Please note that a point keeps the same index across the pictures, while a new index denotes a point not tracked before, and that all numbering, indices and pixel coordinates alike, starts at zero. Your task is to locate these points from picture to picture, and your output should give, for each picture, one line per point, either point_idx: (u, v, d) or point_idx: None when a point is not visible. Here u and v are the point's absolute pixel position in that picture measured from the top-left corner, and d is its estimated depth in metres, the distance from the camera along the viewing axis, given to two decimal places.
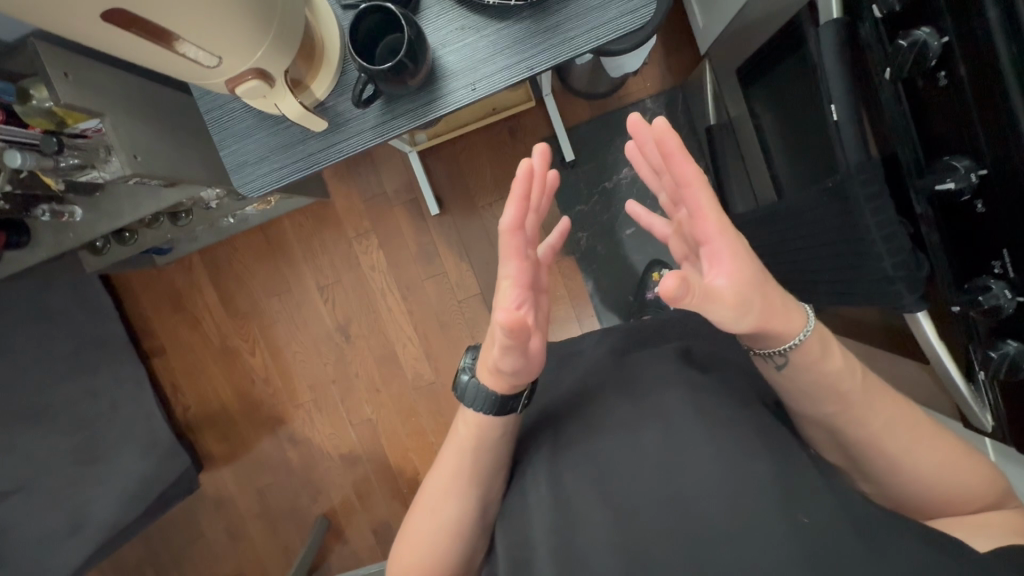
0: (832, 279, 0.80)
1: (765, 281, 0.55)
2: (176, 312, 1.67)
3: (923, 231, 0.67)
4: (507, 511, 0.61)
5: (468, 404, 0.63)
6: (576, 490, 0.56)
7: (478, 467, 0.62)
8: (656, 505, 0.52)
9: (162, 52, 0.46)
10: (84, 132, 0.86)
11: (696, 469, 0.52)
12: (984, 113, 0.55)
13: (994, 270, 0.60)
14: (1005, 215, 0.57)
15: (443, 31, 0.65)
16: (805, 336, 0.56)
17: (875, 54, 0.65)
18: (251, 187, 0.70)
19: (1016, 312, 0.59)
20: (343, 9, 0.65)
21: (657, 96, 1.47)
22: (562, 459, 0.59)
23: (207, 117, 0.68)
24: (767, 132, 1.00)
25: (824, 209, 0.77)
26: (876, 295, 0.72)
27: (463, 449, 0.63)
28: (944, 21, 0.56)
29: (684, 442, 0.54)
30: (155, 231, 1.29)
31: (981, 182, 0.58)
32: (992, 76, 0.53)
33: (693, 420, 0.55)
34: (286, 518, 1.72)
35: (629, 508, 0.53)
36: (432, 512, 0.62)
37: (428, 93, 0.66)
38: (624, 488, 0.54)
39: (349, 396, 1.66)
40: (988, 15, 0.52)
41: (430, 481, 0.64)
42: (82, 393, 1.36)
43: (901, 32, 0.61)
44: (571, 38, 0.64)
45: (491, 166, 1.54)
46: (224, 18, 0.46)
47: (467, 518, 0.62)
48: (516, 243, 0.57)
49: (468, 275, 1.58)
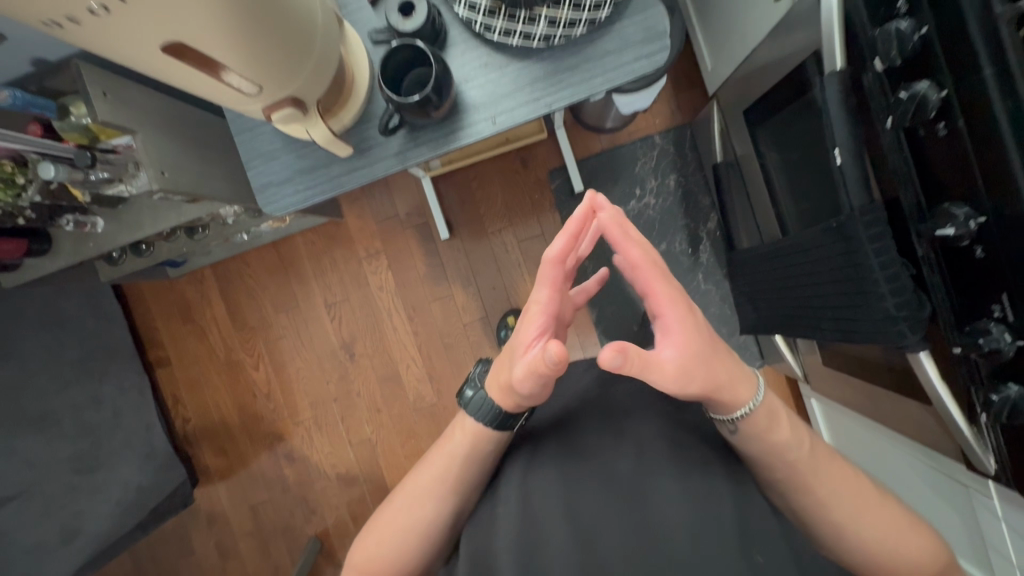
0: (834, 316, 0.82)
1: (714, 351, 0.57)
2: (184, 324, 1.69)
3: (924, 273, 0.69)
4: (474, 521, 0.61)
5: (473, 415, 0.65)
6: (540, 511, 0.55)
7: (460, 478, 0.64)
8: (619, 535, 0.53)
9: (208, 81, 0.49)
10: (116, 147, 0.89)
11: (663, 503, 0.53)
12: (983, 163, 0.58)
13: (994, 313, 0.62)
14: (1004, 260, 0.59)
15: (467, 67, 0.68)
16: (752, 408, 0.58)
17: (877, 102, 0.67)
18: (275, 207, 0.72)
19: (1016, 355, 0.61)
20: (373, 43, 0.69)
21: (665, 132, 1.51)
22: (528, 480, 0.59)
23: (237, 138, 0.71)
24: (772, 171, 1.03)
25: (826, 247, 0.79)
26: (878, 334, 0.73)
27: (446, 455, 0.65)
28: (943, 76, 0.59)
29: (653, 475, 0.55)
30: (171, 244, 1.32)
31: (981, 228, 0.60)
32: (989, 130, 0.56)
33: (663, 456, 0.56)
34: (278, 538, 1.70)
35: (592, 534, 0.53)
36: (409, 509, 0.64)
37: (449, 125, 0.69)
38: (591, 516, 0.54)
39: (349, 414, 1.66)
40: (985, 72, 0.55)
41: (408, 481, 0.67)
42: (86, 401, 1.37)
43: (903, 83, 0.63)
44: (588, 79, 0.67)
45: (501, 193, 1.58)
46: (267, 52, 0.49)
47: (439, 525, 0.64)
48: (556, 275, 0.58)
49: (475, 299, 1.60)
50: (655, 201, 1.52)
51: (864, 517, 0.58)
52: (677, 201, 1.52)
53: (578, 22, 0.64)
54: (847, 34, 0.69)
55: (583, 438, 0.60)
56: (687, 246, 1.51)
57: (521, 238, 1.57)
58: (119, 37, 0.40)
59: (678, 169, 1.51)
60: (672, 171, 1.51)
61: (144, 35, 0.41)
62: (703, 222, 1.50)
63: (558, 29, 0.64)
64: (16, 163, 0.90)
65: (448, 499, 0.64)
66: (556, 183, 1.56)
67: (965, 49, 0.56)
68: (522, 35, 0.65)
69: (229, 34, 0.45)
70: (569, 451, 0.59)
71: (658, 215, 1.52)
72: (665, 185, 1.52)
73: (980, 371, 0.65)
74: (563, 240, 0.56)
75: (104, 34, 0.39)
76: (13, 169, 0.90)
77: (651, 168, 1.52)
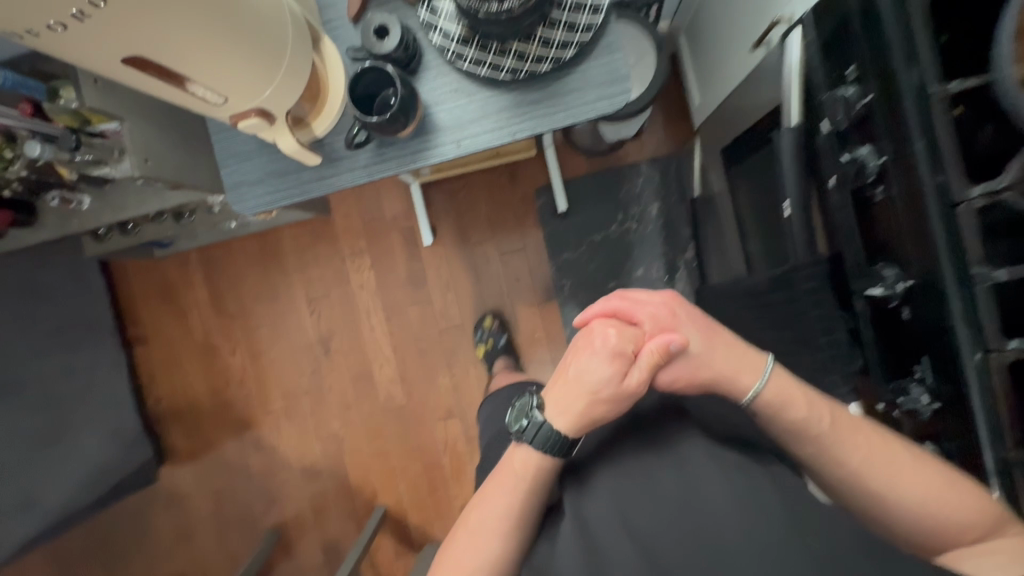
0: (778, 358, 0.86)
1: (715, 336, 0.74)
2: (165, 305, 1.71)
3: (860, 328, 0.70)
4: (544, 553, 0.67)
5: (541, 447, 0.71)
6: (600, 526, 0.65)
7: (516, 511, 0.71)
8: (683, 531, 0.62)
9: (172, 89, 0.51)
10: (104, 132, 0.90)
11: (714, 499, 0.62)
12: (913, 228, 0.60)
13: (915, 374, 0.64)
14: (925, 324, 0.61)
15: (437, 90, 0.71)
16: (760, 388, 0.69)
17: (826, 162, 0.71)
18: (244, 206, 0.75)
19: (932, 416, 0.64)
20: (351, 60, 0.71)
21: (652, 161, 1.54)
22: (590, 496, 0.69)
23: (215, 137, 0.74)
24: (743, 212, 1.06)
25: (772, 293, 0.83)
26: (814, 381, 0.78)
27: (498, 491, 0.72)
28: (882, 143, 0.62)
29: (694, 472, 0.65)
30: (157, 226, 1.35)
31: (908, 292, 0.63)
32: (918, 199, 0.59)
33: (700, 454, 0.66)
34: (239, 524, 1.71)
35: (650, 535, 0.63)
36: (473, 551, 0.69)
37: (415, 144, 0.72)
38: (644, 518, 0.64)
39: (319, 408, 1.68)
40: (916, 145, 0.58)
41: (466, 521, 0.73)
42: (58, 372, 1.39)
43: (848, 146, 0.67)
44: (551, 113, 0.70)
45: (487, 205, 1.60)
46: (229, 68, 0.52)
47: (510, 558, 0.70)
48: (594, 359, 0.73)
49: (453, 305, 1.62)
50: (637, 227, 1.55)
51: (898, 483, 0.61)
52: (657, 229, 1.54)
53: (545, 60, 0.67)
54: (803, 95, 0.73)
55: (625, 452, 0.70)
56: (664, 274, 1.54)
57: (504, 251, 1.60)
58: (81, 50, 0.43)
59: (661, 199, 1.54)
60: (655, 200, 1.54)
61: (106, 50, 0.43)
62: (681, 252, 1.53)
63: (526, 64, 0.68)
64: (6, 138, 0.92)
65: (501, 536, 0.69)
66: (542, 200, 1.59)
67: (901, 119, 0.59)
68: (490, 66, 0.68)
69: (191, 51, 0.47)
70: (615, 465, 0.70)
71: (638, 241, 1.55)
72: (647, 212, 1.55)
73: (902, 428, 0.69)
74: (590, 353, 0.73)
75: (68, 49, 0.42)
76: (3, 144, 0.92)
77: (635, 195, 1.55)
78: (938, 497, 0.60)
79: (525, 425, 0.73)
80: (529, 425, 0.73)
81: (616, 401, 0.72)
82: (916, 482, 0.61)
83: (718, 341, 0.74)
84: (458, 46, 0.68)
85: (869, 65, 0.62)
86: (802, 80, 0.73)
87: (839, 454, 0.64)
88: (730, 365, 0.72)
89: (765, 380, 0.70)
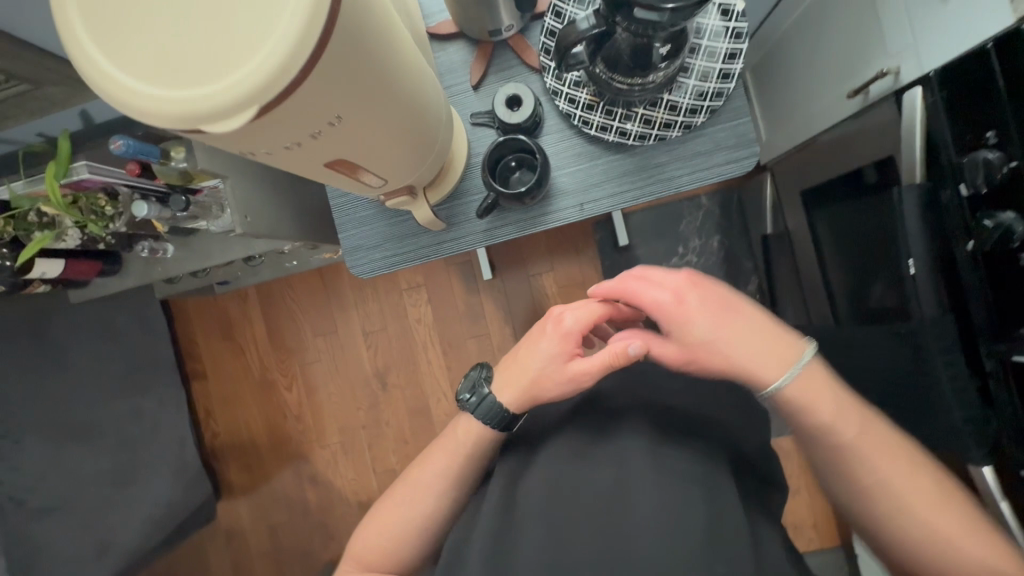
0: (900, 413, 0.87)
1: (743, 322, 0.70)
2: (223, 341, 1.72)
3: (992, 386, 0.70)
4: (467, 513, 0.70)
5: (482, 419, 0.74)
6: (524, 499, 0.64)
7: (459, 475, 0.76)
8: (590, 518, 0.60)
9: (347, 180, 0.51)
10: (201, 189, 0.94)
11: (639, 492, 0.60)
12: None
13: None
14: None
15: (559, 155, 0.71)
16: (785, 382, 0.68)
17: (955, 221, 0.70)
18: (362, 269, 0.76)
19: None
20: (473, 126, 0.72)
21: (712, 195, 1.54)
22: (527, 472, 0.68)
23: (334, 203, 0.74)
24: (828, 256, 1.05)
25: (895, 350, 0.84)
26: (946, 442, 0.77)
27: (442, 453, 0.77)
28: None
29: (628, 464, 0.62)
30: (227, 268, 1.36)
31: None
32: None
33: (638, 451, 0.63)
34: (294, 560, 1.70)
35: (561, 521, 0.61)
36: (410, 503, 0.75)
37: (538, 208, 0.72)
38: (563, 502, 0.62)
39: (376, 443, 1.67)
40: None
41: (410, 474, 0.78)
42: (127, 412, 1.38)
43: (984, 208, 0.66)
44: (675, 177, 0.70)
45: (545, 239, 1.60)
46: (403, 156, 0.51)
47: (439, 517, 0.76)
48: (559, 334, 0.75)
49: (511, 339, 1.62)
50: (698, 259, 1.54)
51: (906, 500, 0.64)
52: (719, 262, 1.53)
53: (672, 125, 0.68)
54: (927, 153, 0.72)
55: (569, 438, 0.68)
56: None
57: (562, 285, 1.60)
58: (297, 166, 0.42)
59: (722, 232, 1.53)
60: (716, 233, 1.53)
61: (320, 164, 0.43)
62: (744, 285, 1.52)
63: (653, 129, 0.68)
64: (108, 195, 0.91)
65: (447, 492, 0.75)
66: (600, 234, 1.58)
67: None
68: (618, 133, 0.68)
69: (382, 153, 0.47)
70: (553, 450, 0.68)
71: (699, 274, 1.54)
72: (709, 245, 1.54)
73: None
74: (553, 324, 0.76)
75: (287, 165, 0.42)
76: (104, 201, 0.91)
77: (696, 229, 1.54)
78: (932, 512, 0.63)
79: (470, 397, 0.77)
80: (473, 397, 0.76)
81: (556, 381, 0.73)
82: (905, 493, 0.64)
83: (740, 323, 0.70)
84: (584, 112, 0.68)
85: (1018, 133, 0.61)
86: (925, 137, 0.72)
87: (861, 469, 0.66)
88: (762, 355, 0.69)
89: (794, 374, 0.68)
